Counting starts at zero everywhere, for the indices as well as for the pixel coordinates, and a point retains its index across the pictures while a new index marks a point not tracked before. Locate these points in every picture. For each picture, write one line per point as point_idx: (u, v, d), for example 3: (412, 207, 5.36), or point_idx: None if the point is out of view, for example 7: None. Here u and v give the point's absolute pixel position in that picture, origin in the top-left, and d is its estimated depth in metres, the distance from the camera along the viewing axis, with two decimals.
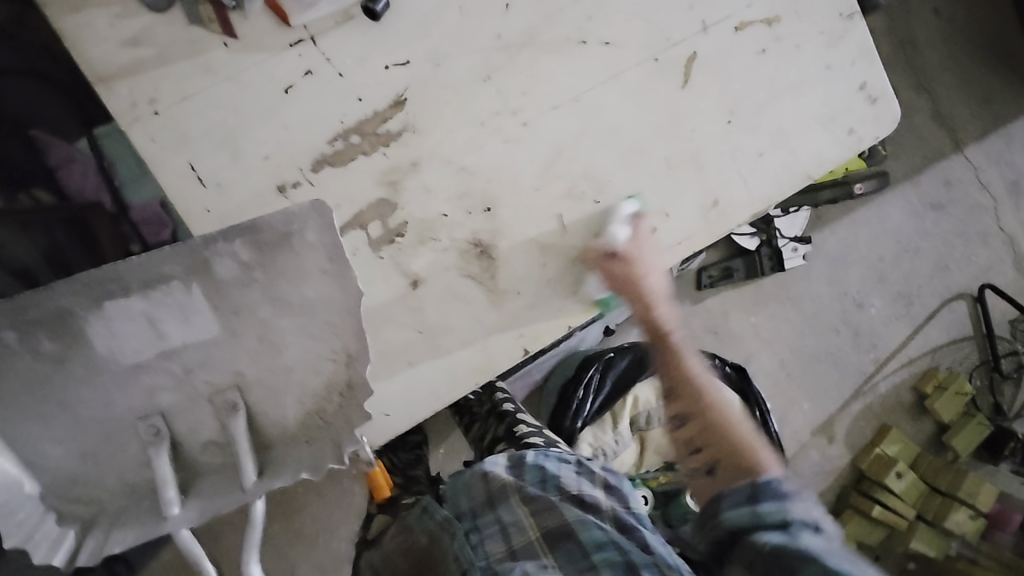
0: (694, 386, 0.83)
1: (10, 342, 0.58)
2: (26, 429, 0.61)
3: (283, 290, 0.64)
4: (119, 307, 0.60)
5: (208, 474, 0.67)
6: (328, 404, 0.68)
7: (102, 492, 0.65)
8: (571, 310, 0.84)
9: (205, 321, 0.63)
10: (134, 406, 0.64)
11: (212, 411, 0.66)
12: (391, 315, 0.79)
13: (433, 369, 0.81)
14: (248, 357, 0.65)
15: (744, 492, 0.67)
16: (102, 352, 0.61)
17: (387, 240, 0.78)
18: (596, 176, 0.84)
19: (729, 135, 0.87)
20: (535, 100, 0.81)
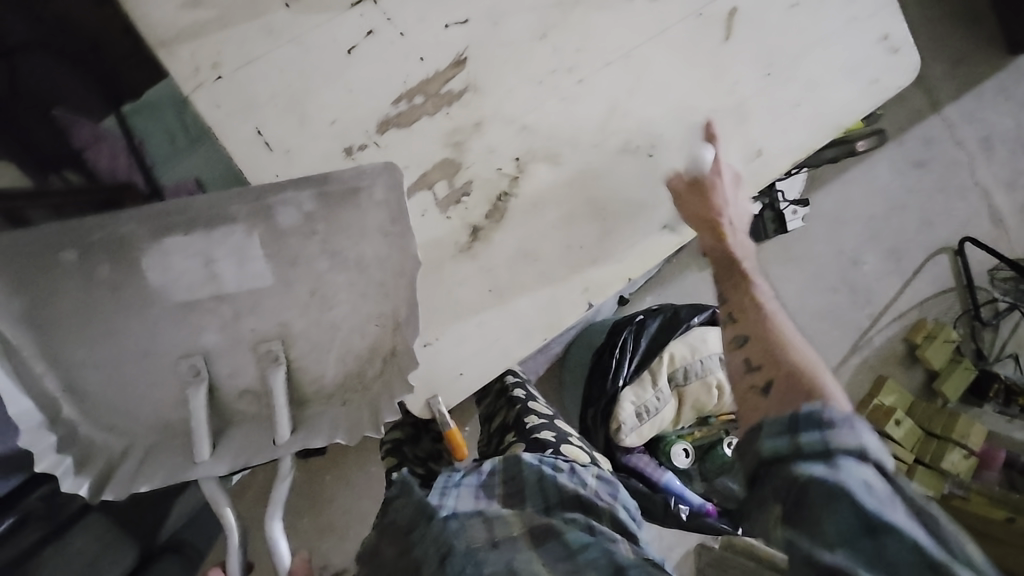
0: (753, 305, 0.75)
1: (68, 263, 0.63)
2: (72, 351, 0.66)
3: (341, 246, 0.68)
4: (179, 243, 0.65)
5: (242, 423, 0.72)
6: (369, 368, 0.74)
7: (137, 421, 0.70)
8: (629, 263, 0.86)
9: (258, 267, 0.68)
10: (180, 343, 0.69)
11: (253, 358, 0.71)
12: (459, 276, 0.80)
13: (504, 327, 0.82)
14: (295, 309, 0.71)
15: (785, 422, 0.58)
16: (155, 286, 0.66)
17: (453, 200, 0.79)
18: (648, 131, 0.86)
19: (768, 87, 0.90)
20: (590, 56, 0.83)
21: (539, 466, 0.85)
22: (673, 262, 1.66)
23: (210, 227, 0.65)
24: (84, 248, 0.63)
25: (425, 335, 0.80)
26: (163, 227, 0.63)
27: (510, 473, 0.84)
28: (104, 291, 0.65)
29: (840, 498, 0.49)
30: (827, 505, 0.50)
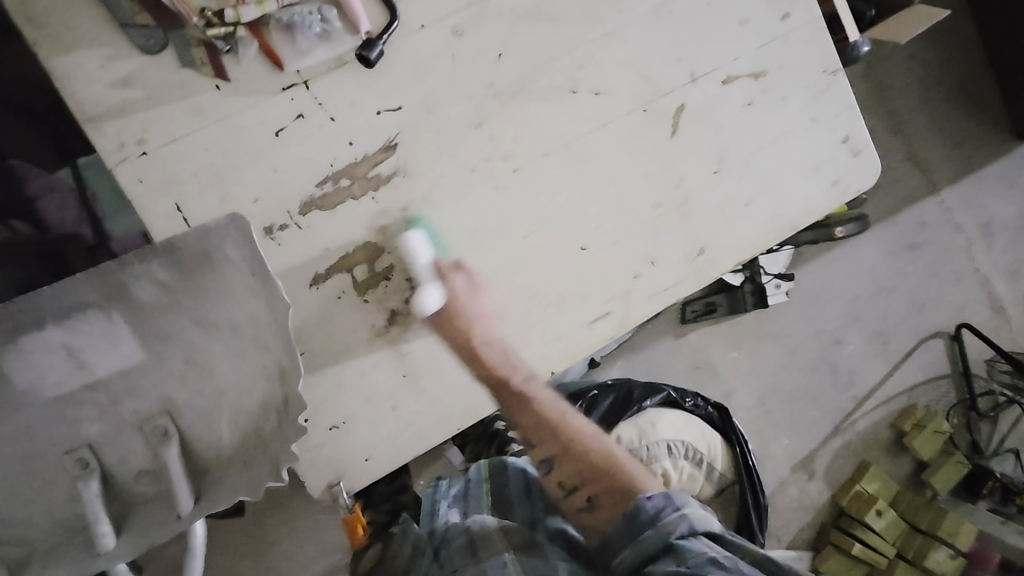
0: (546, 422, 0.76)
1: None
2: None
3: (208, 311, 0.69)
4: (35, 341, 0.65)
5: (143, 506, 0.71)
6: (265, 422, 0.72)
7: (30, 530, 0.69)
8: (555, 356, 0.84)
9: (123, 341, 0.69)
10: (61, 440, 0.69)
11: (141, 438, 0.72)
12: (373, 359, 0.79)
13: (418, 413, 0.80)
14: (176, 380, 0.72)
15: (624, 528, 0.65)
16: (23, 388, 0.67)
17: (372, 283, 0.78)
18: (585, 223, 0.84)
19: (716, 185, 0.88)
20: (526, 145, 0.82)
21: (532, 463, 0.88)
22: (645, 330, 1.63)
23: (65, 320, 0.65)
24: None
25: (328, 419, 0.78)
26: (16, 330, 0.64)
27: (498, 479, 0.86)
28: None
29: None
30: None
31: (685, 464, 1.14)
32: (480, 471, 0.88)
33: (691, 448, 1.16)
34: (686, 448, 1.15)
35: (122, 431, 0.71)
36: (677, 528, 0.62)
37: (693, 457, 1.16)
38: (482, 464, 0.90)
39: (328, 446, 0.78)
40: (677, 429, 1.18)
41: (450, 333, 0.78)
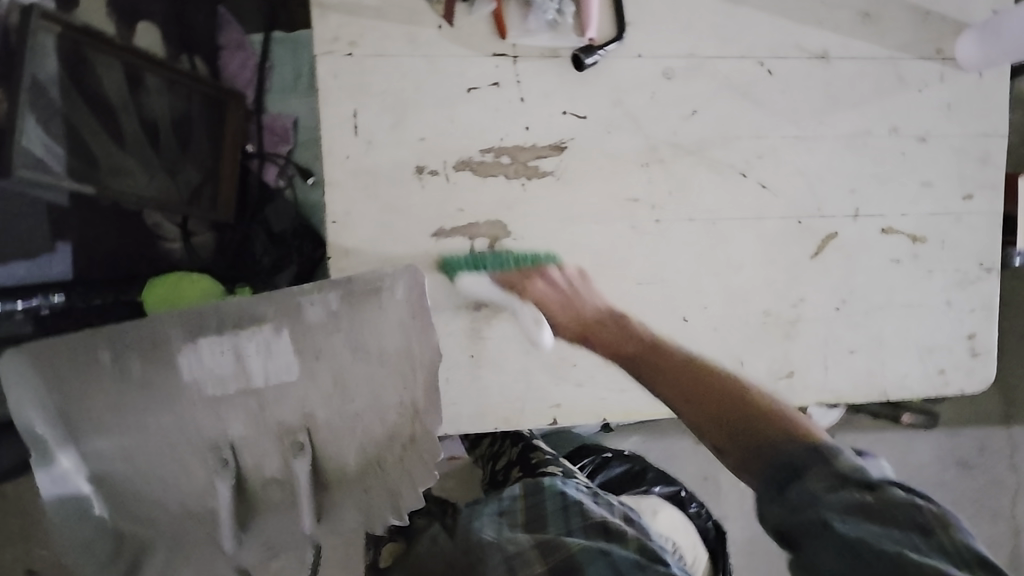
0: (690, 368, 0.70)
1: (103, 360, 0.65)
2: (80, 422, 0.65)
3: (364, 340, 0.70)
4: (210, 342, 0.67)
5: (270, 510, 0.74)
6: (390, 452, 0.75)
7: (160, 514, 0.71)
8: (612, 406, 0.82)
9: (288, 350, 0.69)
10: (205, 433, 0.69)
11: (277, 447, 0.72)
12: (450, 328, 0.79)
13: (465, 398, 0.79)
14: (320, 398, 0.71)
15: (767, 484, 0.58)
16: (186, 381, 0.67)
17: (484, 260, 0.78)
18: (695, 297, 0.83)
19: (832, 321, 0.86)
20: (676, 203, 0.82)
21: (573, 487, 0.89)
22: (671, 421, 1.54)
23: (238, 325, 0.67)
24: (116, 342, 0.65)
25: None
26: (197, 330, 0.67)
27: (532, 496, 0.87)
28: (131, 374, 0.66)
29: (833, 565, 0.50)
30: (822, 534, 0.52)
31: None
32: (513, 493, 0.89)
33: (680, 551, 1.13)
34: (675, 550, 1.13)
35: (264, 438, 0.71)
36: (829, 473, 0.55)
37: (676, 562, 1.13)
38: (516, 485, 0.91)
39: None
40: (673, 526, 1.15)
41: (625, 328, 0.75)
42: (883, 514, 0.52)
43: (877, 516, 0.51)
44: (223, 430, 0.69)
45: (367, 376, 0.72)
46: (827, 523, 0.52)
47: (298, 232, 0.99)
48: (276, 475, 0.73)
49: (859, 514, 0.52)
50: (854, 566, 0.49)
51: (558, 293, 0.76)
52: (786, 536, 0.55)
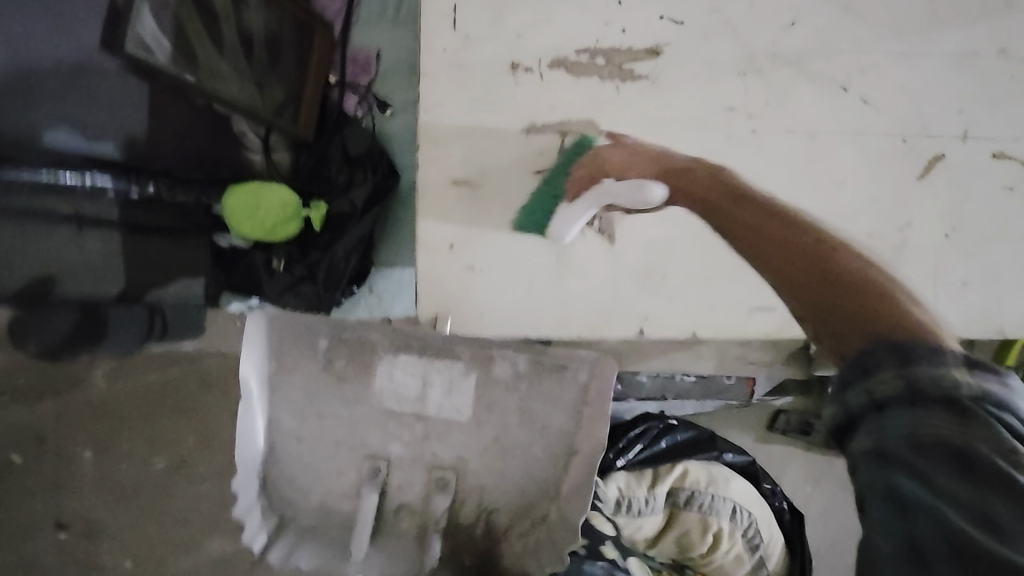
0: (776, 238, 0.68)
1: (318, 347, 0.74)
2: (292, 397, 0.75)
3: (534, 411, 0.72)
4: (409, 362, 0.73)
5: (394, 537, 0.76)
6: (519, 521, 0.74)
7: (305, 503, 0.77)
8: (702, 320, 0.78)
9: (465, 398, 0.73)
10: (370, 446, 0.76)
11: (424, 478, 0.76)
12: (539, 227, 0.75)
13: (550, 301, 0.76)
14: (477, 444, 0.74)
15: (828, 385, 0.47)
16: (376, 388, 0.74)
17: (576, 159, 0.76)
18: (796, 212, 0.79)
19: (940, 248, 0.81)
20: (774, 113, 0.79)
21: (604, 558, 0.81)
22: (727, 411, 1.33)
23: (433, 355, 0.73)
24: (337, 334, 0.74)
25: (470, 257, 0.74)
26: (399, 347, 0.73)
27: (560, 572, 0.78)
28: (347, 383, 0.75)
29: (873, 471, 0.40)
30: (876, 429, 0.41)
31: (739, 538, 1.05)
32: None
33: (755, 526, 1.05)
34: (749, 523, 1.05)
35: (420, 475, 0.76)
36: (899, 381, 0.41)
37: (750, 539, 1.05)
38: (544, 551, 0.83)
39: (457, 283, 0.74)
40: (750, 497, 1.07)
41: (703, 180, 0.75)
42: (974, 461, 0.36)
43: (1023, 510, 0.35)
44: (388, 454, 0.76)
45: (524, 445, 0.73)
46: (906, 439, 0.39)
47: (374, 154, 0.97)
48: (412, 515, 0.76)
49: (904, 414, 0.40)
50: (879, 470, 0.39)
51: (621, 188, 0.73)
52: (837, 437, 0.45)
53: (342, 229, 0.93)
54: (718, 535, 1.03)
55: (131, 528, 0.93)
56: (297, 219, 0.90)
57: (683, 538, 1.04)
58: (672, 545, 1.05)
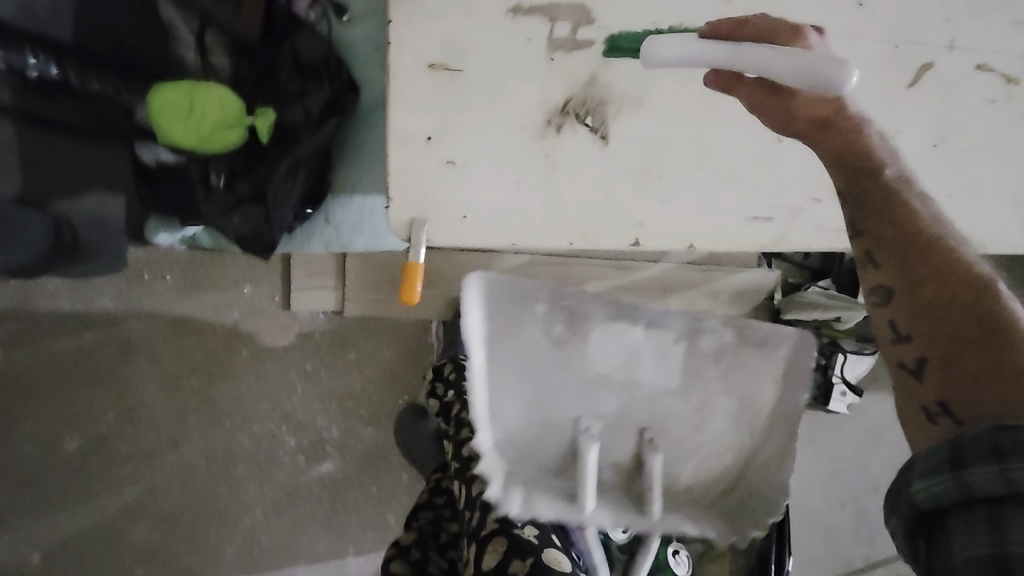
0: (915, 261, 0.55)
1: (537, 311, 0.86)
2: (530, 360, 0.85)
3: (737, 383, 0.88)
4: (616, 331, 0.89)
5: (626, 490, 0.87)
6: (736, 489, 0.87)
7: (535, 457, 0.86)
8: (699, 229, 0.73)
9: (672, 373, 0.87)
10: (581, 407, 0.86)
11: (631, 437, 0.86)
12: (526, 121, 0.68)
13: (539, 203, 0.68)
14: (677, 404, 0.87)
15: (940, 455, 0.46)
16: (593, 351, 0.87)
17: (567, 46, 0.68)
18: None
19: (929, 158, 0.79)
20: (770, 9, 0.74)
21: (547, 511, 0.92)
22: None
23: (646, 324, 0.90)
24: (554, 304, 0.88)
25: (451, 152, 0.66)
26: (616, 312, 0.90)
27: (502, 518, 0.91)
28: (563, 348, 0.86)
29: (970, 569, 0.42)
30: (992, 526, 0.42)
31: None
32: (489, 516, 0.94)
33: None
34: None
35: (625, 432, 0.86)
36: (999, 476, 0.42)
37: None
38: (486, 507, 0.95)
39: (434, 177, 0.66)
40: None
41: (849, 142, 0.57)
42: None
43: None
44: (601, 411, 0.86)
45: (706, 401, 0.87)
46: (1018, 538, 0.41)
47: (330, 63, 0.83)
48: (619, 463, 0.87)
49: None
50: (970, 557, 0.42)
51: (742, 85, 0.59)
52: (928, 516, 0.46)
53: (292, 144, 0.80)
54: None
55: (75, 496, 1.25)
56: (239, 127, 0.78)
57: None
58: None
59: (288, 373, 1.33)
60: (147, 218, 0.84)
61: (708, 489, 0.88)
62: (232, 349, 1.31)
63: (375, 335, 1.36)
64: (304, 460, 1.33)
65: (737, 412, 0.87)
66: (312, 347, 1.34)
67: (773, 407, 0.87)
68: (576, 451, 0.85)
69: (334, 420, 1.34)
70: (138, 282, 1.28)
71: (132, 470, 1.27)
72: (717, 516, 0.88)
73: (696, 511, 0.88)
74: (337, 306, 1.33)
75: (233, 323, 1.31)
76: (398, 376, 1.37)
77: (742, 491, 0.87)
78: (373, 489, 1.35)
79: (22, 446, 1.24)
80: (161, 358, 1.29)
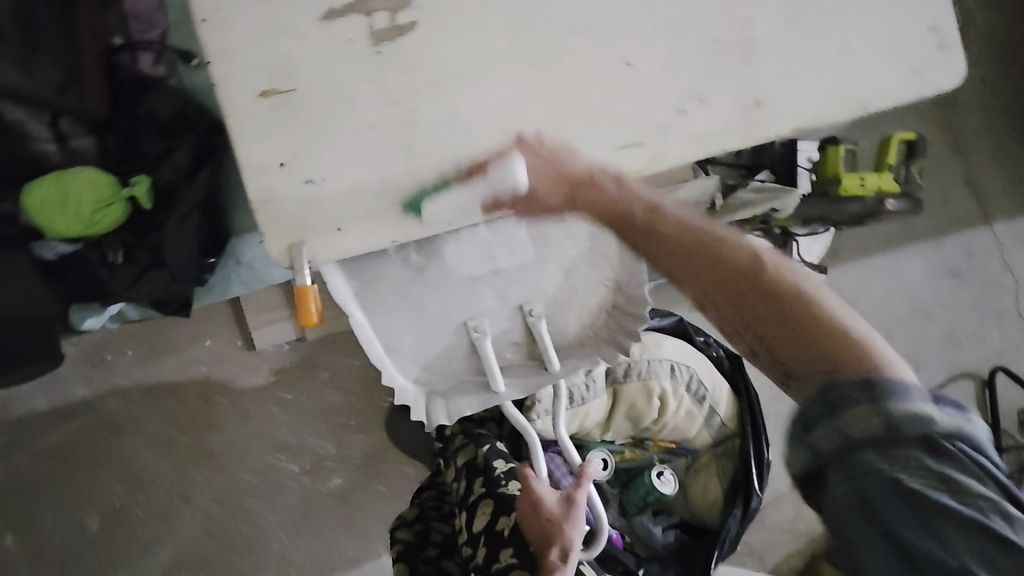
0: (678, 246, 0.67)
1: (390, 252, 0.72)
2: (398, 295, 0.74)
3: (584, 229, 0.78)
4: (470, 232, 0.74)
5: (521, 362, 0.80)
6: (602, 320, 0.80)
7: (442, 371, 0.77)
8: (575, 174, 0.73)
9: (526, 247, 0.76)
10: (464, 309, 0.76)
11: (513, 314, 0.77)
12: (373, 120, 0.68)
13: (408, 194, 0.70)
14: (547, 274, 0.78)
15: (793, 428, 0.55)
16: (451, 264, 0.75)
17: (390, 36, 0.69)
18: (636, 35, 0.74)
19: (787, 36, 0.77)
20: None
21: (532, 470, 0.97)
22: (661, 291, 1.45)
23: None
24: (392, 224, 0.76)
25: (307, 171, 0.67)
26: None
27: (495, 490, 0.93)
28: (428, 274, 0.74)
29: (854, 521, 0.50)
30: (847, 467, 0.51)
31: (685, 394, 1.04)
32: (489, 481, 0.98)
33: (696, 378, 1.05)
34: (691, 376, 1.05)
35: (504, 310, 0.77)
36: (867, 423, 0.51)
37: (695, 392, 1.05)
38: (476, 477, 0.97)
39: (299, 199, 0.67)
40: (685, 354, 1.07)
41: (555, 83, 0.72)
42: (949, 488, 0.49)
43: (951, 524, 0.48)
44: (480, 307, 0.76)
45: (565, 252, 0.78)
46: (898, 488, 0.49)
47: (189, 114, 0.87)
48: (514, 332, 0.78)
49: (898, 464, 0.50)
50: (863, 505, 0.50)
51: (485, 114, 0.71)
52: (806, 478, 0.54)
53: (174, 202, 0.82)
54: (663, 396, 1.03)
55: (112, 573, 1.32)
56: (118, 201, 0.80)
57: (632, 409, 1.04)
58: (625, 420, 1.04)
59: (272, 407, 1.38)
60: (69, 307, 0.86)
61: (594, 323, 0.80)
62: (212, 400, 1.36)
63: (341, 349, 1.40)
64: (312, 481, 1.39)
65: (589, 251, 0.78)
66: (286, 377, 1.38)
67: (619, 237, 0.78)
68: (476, 349, 0.77)
69: (327, 437, 1.39)
70: (102, 362, 1.32)
71: (153, 534, 1.33)
72: (604, 341, 0.80)
73: (594, 344, 0.80)
74: (297, 332, 1.36)
75: (204, 375, 1.35)
76: (376, 381, 1.41)
77: (618, 317, 0.80)
78: (382, 489, 1.41)
79: (46, 542, 1.30)
80: (147, 425, 1.34)
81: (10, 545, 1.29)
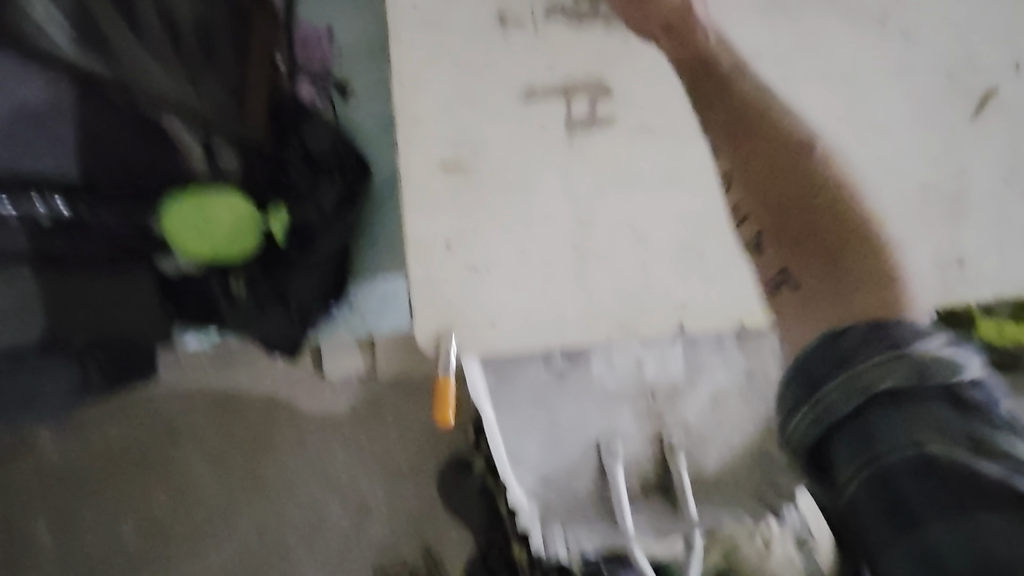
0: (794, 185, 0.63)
1: (535, 353, 0.67)
2: (533, 400, 0.69)
3: (748, 362, 0.71)
4: (626, 346, 0.68)
5: (649, 495, 0.72)
6: (741, 464, 0.72)
7: (564, 492, 0.70)
8: (752, 306, 0.66)
9: (677, 365, 0.70)
10: (601, 426, 0.70)
11: (646, 440, 0.71)
12: (552, 211, 0.63)
13: (571, 298, 0.64)
14: (694, 405, 0.71)
15: (826, 356, 0.46)
16: (595, 375, 0.70)
17: (586, 127, 0.63)
18: (842, 168, 0.66)
19: (1004, 195, 0.68)
20: (808, 53, 0.66)
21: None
22: None
23: None
24: None
25: (471, 256, 0.62)
26: None
27: None
28: (568, 380, 0.69)
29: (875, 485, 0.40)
30: (865, 442, 0.42)
31: (789, 536, 0.95)
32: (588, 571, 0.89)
33: (805, 523, 0.95)
34: (800, 522, 0.95)
35: (641, 434, 0.71)
36: (898, 370, 0.42)
37: (798, 535, 0.95)
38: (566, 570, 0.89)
39: (456, 285, 0.62)
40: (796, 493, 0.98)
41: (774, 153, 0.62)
42: None
43: None
44: (617, 426, 0.70)
45: (718, 383, 0.71)
46: (908, 427, 0.41)
47: (340, 150, 0.84)
48: (647, 461, 0.71)
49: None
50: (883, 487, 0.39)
51: (663, 201, 0.64)
52: (815, 456, 0.44)
53: (309, 241, 0.83)
54: (769, 541, 0.93)
55: None
56: None
57: (731, 546, 0.94)
58: (720, 556, 0.95)
59: (330, 439, 1.32)
60: (176, 324, 0.86)
61: (737, 468, 0.72)
62: (274, 421, 1.32)
63: (410, 395, 1.34)
64: (353, 525, 1.31)
65: (747, 387, 0.71)
66: (350, 412, 1.33)
67: (782, 378, 0.71)
68: (605, 472, 0.70)
69: (379, 481, 1.32)
70: (177, 365, 1.29)
71: (186, 551, 1.27)
72: (747, 494, 0.72)
73: (735, 494, 0.72)
74: (369, 368, 1.32)
75: (270, 395, 1.32)
76: (440, 434, 1.34)
77: (766, 467, 0.71)
78: (423, 551, 1.31)
79: (80, 537, 1.26)
80: (205, 437, 1.30)
81: (45, 533, 1.25)
